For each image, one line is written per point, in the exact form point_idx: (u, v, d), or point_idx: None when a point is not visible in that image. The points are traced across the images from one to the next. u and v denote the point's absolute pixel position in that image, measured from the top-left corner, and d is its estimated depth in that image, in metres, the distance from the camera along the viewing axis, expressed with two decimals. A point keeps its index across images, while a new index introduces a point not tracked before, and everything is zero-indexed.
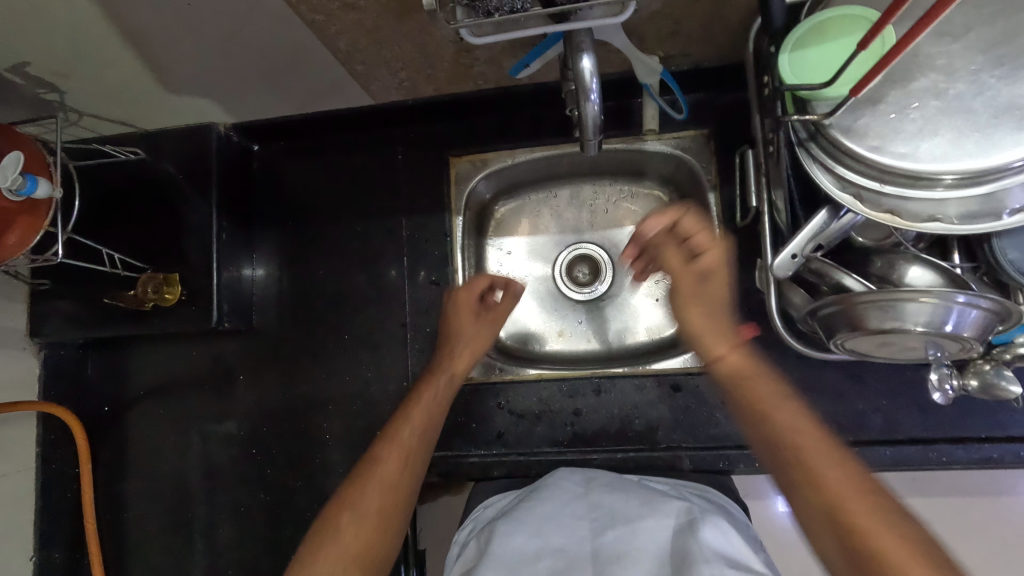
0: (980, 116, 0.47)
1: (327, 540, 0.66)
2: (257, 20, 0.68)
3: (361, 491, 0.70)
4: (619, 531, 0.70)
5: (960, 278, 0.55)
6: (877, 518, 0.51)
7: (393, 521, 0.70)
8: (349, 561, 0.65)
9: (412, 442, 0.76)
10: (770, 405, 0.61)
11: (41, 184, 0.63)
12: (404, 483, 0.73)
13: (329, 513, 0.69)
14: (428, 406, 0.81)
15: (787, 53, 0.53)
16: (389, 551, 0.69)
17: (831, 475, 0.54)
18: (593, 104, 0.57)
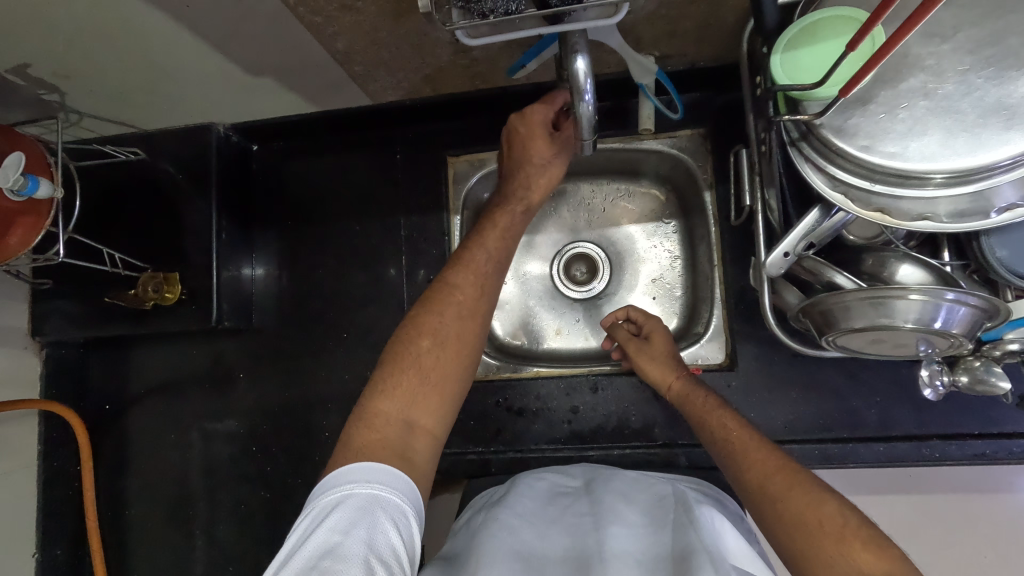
0: (968, 116, 0.48)
1: (405, 375, 0.67)
2: (255, 22, 0.69)
3: (436, 329, 0.69)
4: (620, 527, 0.68)
5: (950, 275, 0.56)
6: (845, 543, 0.55)
7: (463, 373, 0.70)
8: (419, 405, 0.66)
9: (484, 297, 0.72)
10: (740, 451, 0.67)
11: (43, 184, 0.64)
12: (474, 338, 0.71)
13: (406, 344, 0.69)
14: (503, 233, 0.77)
15: (779, 53, 0.54)
16: (457, 399, 0.70)
17: (799, 507, 0.59)
18: (588, 105, 0.57)
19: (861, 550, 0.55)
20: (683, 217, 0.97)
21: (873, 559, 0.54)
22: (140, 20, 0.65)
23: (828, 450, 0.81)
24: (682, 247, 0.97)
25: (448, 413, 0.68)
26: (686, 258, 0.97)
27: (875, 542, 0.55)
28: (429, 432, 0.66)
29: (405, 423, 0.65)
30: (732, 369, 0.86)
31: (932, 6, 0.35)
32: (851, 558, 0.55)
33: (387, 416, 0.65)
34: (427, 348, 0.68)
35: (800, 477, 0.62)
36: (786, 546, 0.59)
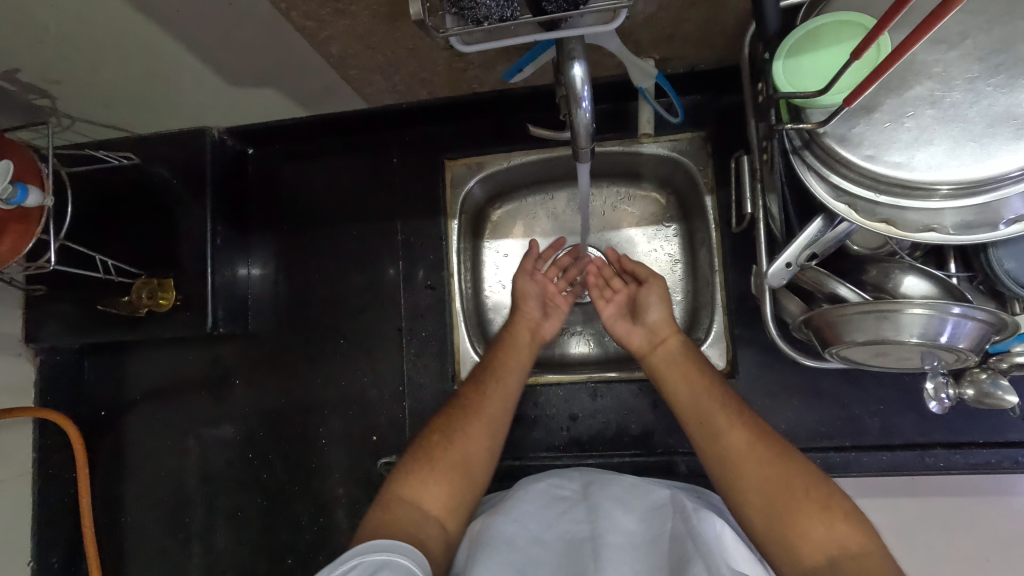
0: (976, 125, 0.46)
1: (421, 467, 0.69)
2: (246, 27, 0.67)
3: (449, 425, 0.73)
4: (617, 534, 0.66)
5: (958, 288, 0.54)
6: (824, 513, 0.58)
7: (476, 472, 0.71)
8: (432, 495, 0.67)
9: (498, 397, 0.77)
10: (717, 425, 0.67)
11: (32, 193, 0.63)
12: (488, 437, 0.73)
13: (422, 442, 0.73)
14: (516, 341, 0.84)
15: (782, 60, 0.52)
16: (470, 496, 0.70)
17: (780, 475, 0.61)
18: (586, 112, 0.56)
19: (840, 522, 0.57)
20: (683, 221, 0.96)
21: (846, 531, 0.56)
22: (129, 26, 0.64)
23: (830, 459, 0.80)
24: (683, 251, 0.96)
25: (461, 509, 0.69)
26: (686, 262, 0.96)
27: (852, 512, 0.58)
28: (442, 523, 0.66)
29: (419, 511, 0.65)
30: (733, 376, 0.85)
31: (949, 9, 0.34)
32: (829, 527, 0.57)
33: (402, 506, 0.66)
34: (440, 441, 0.72)
35: (782, 447, 0.64)
36: (761, 518, 0.60)
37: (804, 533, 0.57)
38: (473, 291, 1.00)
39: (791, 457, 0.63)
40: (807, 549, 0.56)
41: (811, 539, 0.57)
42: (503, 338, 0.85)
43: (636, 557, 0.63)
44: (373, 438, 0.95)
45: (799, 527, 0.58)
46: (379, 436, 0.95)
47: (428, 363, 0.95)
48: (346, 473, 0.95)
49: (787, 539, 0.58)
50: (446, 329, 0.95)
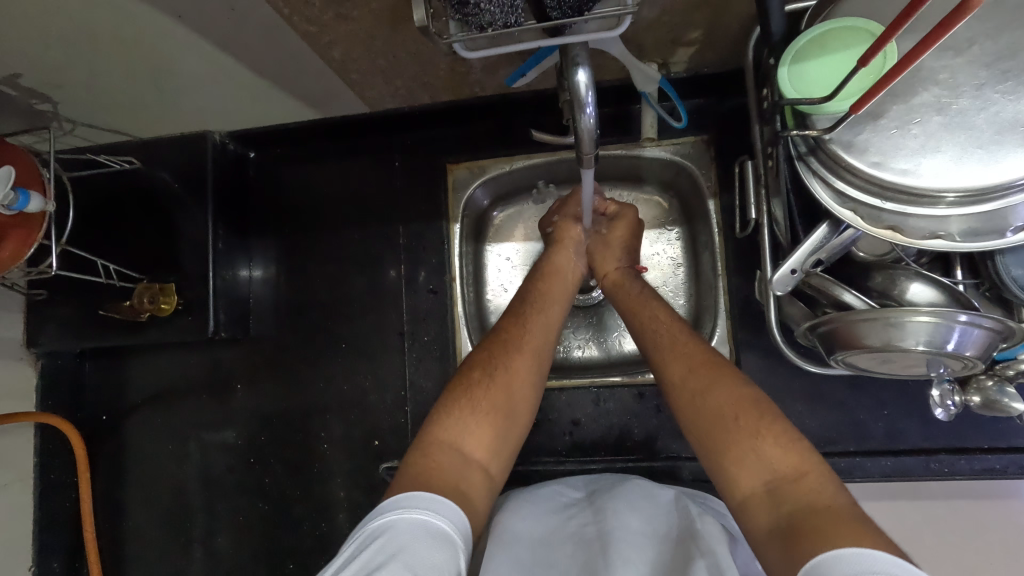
0: (984, 132, 0.46)
1: (463, 409, 0.67)
2: (249, 30, 0.67)
3: (489, 365, 0.72)
4: (626, 528, 0.63)
5: (965, 296, 0.54)
6: (757, 437, 0.56)
7: (515, 416, 0.69)
8: (476, 437, 0.66)
9: (535, 337, 0.76)
10: (667, 365, 0.68)
11: (34, 199, 0.63)
12: (527, 376, 0.72)
13: (460, 384, 0.70)
14: (551, 284, 0.83)
15: (787, 66, 0.52)
16: (512, 437, 0.69)
17: (720, 406, 0.60)
18: (590, 117, 0.56)
19: (773, 445, 0.54)
20: (686, 224, 0.96)
21: (782, 453, 0.54)
22: (131, 31, 0.64)
23: (833, 464, 0.80)
24: (685, 254, 0.96)
25: (502, 452, 0.67)
26: (689, 265, 0.95)
27: (785, 434, 0.55)
28: (484, 465, 0.65)
29: (462, 454, 0.64)
30: None
31: (964, 13, 0.34)
32: (760, 450, 0.55)
33: (444, 448, 0.64)
34: (481, 382, 0.69)
35: (723, 374, 0.62)
36: (703, 449, 0.60)
37: (738, 460, 0.56)
38: (475, 295, 0.99)
39: (730, 387, 0.61)
40: (744, 477, 0.54)
41: (746, 465, 0.55)
42: (542, 270, 0.85)
43: (643, 551, 0.60)
44: (375, 442, 0.95)
45: (734, 455, 0.56)
46: (380, 440, 0.94)
47: (430, 367, 0.95)
48: (348, 478, 0.95)
49: (726, 469, 0.56)
50: (447, 333, 0.95)
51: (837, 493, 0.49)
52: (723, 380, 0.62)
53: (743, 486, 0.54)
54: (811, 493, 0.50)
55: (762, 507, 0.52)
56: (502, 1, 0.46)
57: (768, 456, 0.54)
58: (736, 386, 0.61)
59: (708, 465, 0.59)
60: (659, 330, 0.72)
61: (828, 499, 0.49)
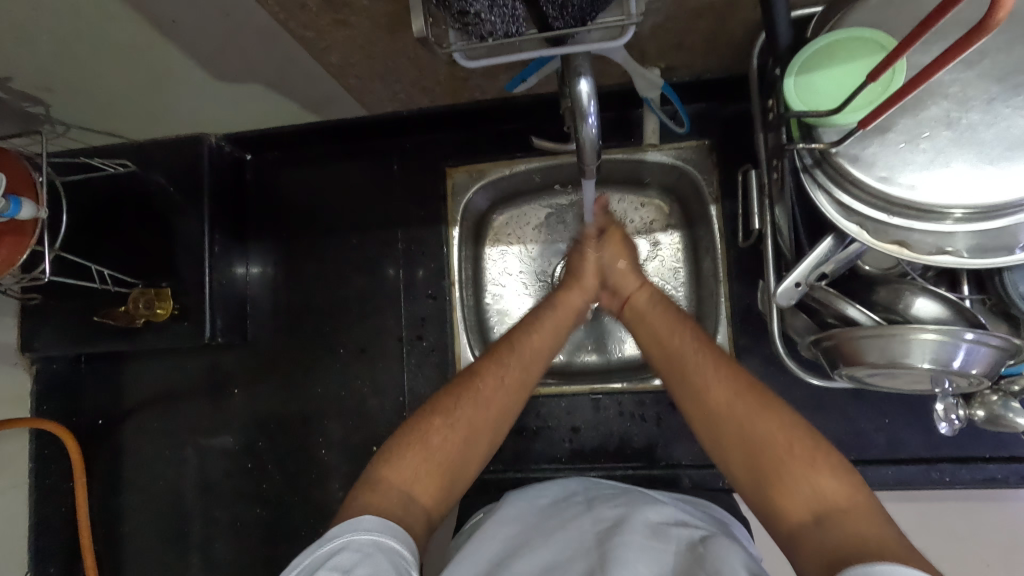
0: (993, 148, 0.45)
1: (419, 447, 0.61)
2: (246, 34, 0.65)
3: (453, 411, 0.63)
4: (625, 535, 0.58)
5: (972, 313, 0.53)
6: (809, 470, 0.51)
7: (472, 456, 0.63)
8: (422, 483, 0.60)
9: (509, 388, 0.67)
10: (705, 388, 0.60)
11: (25, 206, 0.61)
12: (492, 428, 0.65)
13: (418, 421, 0.63)
14: (540, 335, 0.72)
15: (792, 76, 0.51)
16: (459, 486, 0.62)
17: (764, 430, 0.55)
18: (592, 128, 0.54)
19: (826, 477, 0.51)
20: (687, 228, 0.95)
21: (835, 487, 0.50)
22: (122, 33, 0.62)
23: None
24: (686, 258, 0.94)
25: (449, 496, 0.61)
26: (689, 270, 0.94)
27: (840, 466, 0.51)
28: (427, 512, 0.59)
29: (404, 496, 0.58)
30: None
31: (984, 33, 0.33)
32: (812, 482, 0.51)
33: (388, 488, 0.58)
34: (442, 425, 0.62)
35: (761, 393, 0.57)
36: (749, 479, 0.55)
37: (786, 491, 0.51)
38: (474, 298, 0.98)
39: (762, 408, 0.56)
40: (791, 506, 0.51)
41: (794, 494, 0.51)
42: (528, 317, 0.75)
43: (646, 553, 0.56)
44: (373, 449, 0.94)
45: (782, 484, 0.52)
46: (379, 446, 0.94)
47: (428, 373, 0.94)
48: (346, 483, 0.94)
49: (770, 497, 0.52)
50: (446, 338, 0.94)
51: (888, 529, 0.47)
52: (755, 400, 0.57)
53: (789, 515, 0.51)
54: (861, 525, 0.47)
55: (808, 537, 0.49)
56: (503, 11, 0.45)
57: (812, 489, 0.50)
58: (765, 404, 0.56)
59: (744, 490, 0.55)
60: (694, 354, 0.63)
61: (881, 534, 0.46)
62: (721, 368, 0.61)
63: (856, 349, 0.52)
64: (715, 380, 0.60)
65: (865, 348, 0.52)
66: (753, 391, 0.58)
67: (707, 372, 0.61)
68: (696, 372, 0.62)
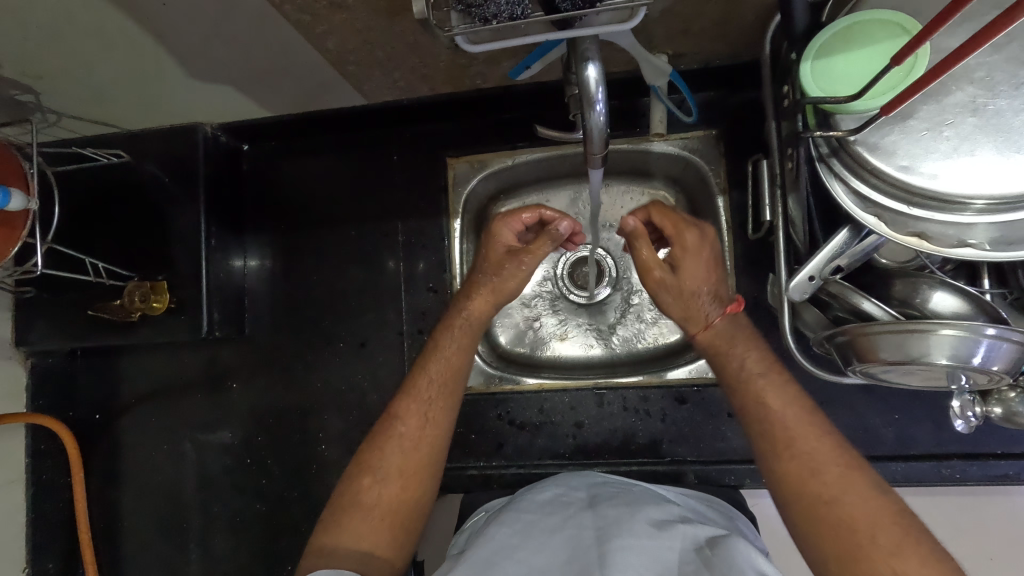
0: (1021, 136, 0.43)
1: (357, 507, 0.61)
2: (240, 18, 0.63)
3: (377, 466, 0.63)
4: (626, 538, 0.56)
5: (993, 307, 0.51)
6: (896, 553, 0.48)
7: (415, 498, 0.63)
8: (372, 539, 0.60)
9: (429, 424, 0.66)
10: (784, 453, 0.56)
11: (15, 197, 0.59)
12: (425, 464, 0.64)
13: (350, 484, 0.63)
14: (458, 349, 0.71)
15: (810, 61, 0.49)
16: (414, 526, 0.63)
17: (847, 508, 0.52)
18: (600, 116, 0.51)
19: (913, 562, 0.48)
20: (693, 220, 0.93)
21: (925, 574, 0.47)
22: None
23: None
24: None
25: (404, 539, 0.62)
26: None
27: (928, 551, 0.48)
28: (387, 560, 0.60)
29: (357, 556, 0.59)
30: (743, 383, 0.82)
31: (1011, 20, 0.31)
32: (899, 566, 0.48)
33: (336, 553, 0.58)
34: (371, 484, 0.62)
35: (846, 468, 0.54)
36: (828, 557, 0.51)
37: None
38: None
39: (846, 485, 0.53)
40: None
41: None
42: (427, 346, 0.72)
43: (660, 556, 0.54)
44: None
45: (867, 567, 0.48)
46: None
47: None
48: None
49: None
50: None
51: None
52: (837, 476, 0.54)
53: None
54: None
55: None
56: None
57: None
58: (847, 480, 0.53)
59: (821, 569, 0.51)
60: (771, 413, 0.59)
61: None
62: (814, 431, 0.57)
63: (877, 342, 0.50)
64: (793, 446, 0.56)
65: (880, 341, 0.50)
66: (835, 466, 0.55)
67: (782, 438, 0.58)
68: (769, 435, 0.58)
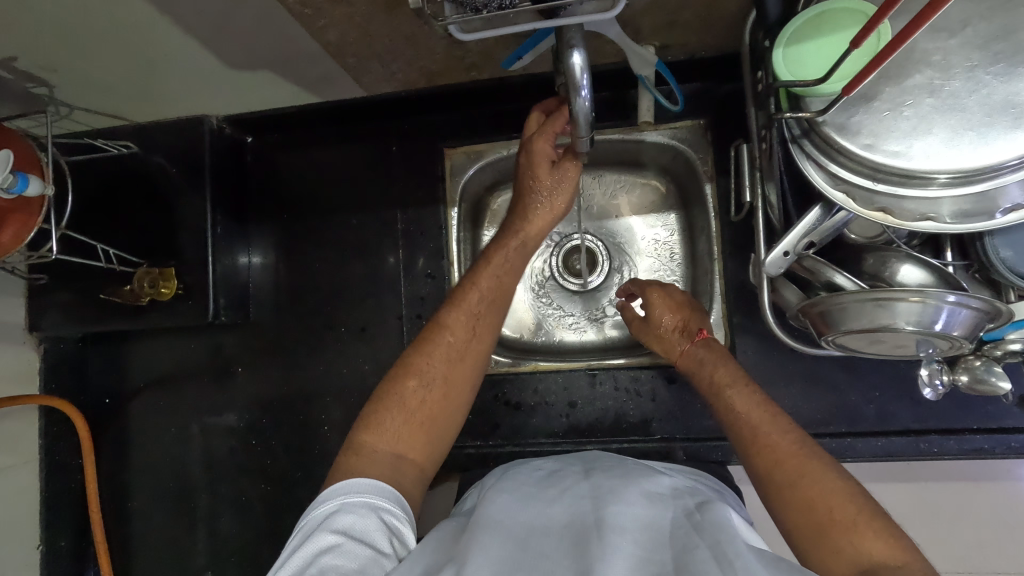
0: (975, 115, 0.46)
1: (403, 405, 0.68)
2: (245, 13, 0.66)
3: (424, 370, 0.70)
4: (621, 504, 0.58)
5: (953, 277, 0.55)
6: (855, 530, 0.53)
7: (451, 410, 0.70)
8: (408, 439, 0.66)
9: (474, 340, 0.73)
10: (758, 441, 0.63)
11: (33, 183, 0.62)
12: (466, 378, 0.71)
13: (391, 385, 0.69)
14: (507, 270, 0.77)
15: (781, 48, 0.52)
16: (446, 437, 0.70)
17: (809, 493, 0.57)
18: (585, 101, 0.55)
19: (872, 537, 0.52)
20: (683, 208, 0.96)
21: (880, 545, 0.52)
22: (123, 12, 0.63)
23: (826, 445, 0.81)
24: (682, 237, 0.96)
25: (436, 448, 0.69)
26: (684, 251, 0.96)
27: (885, 528, 0.53)
28: (419, 466, 0.66)
29: (393, 457, 0.65)
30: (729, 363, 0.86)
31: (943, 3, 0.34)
32: (858, 543, 0.52)
33: (373, 451, 0.64)
34: (413, 386, 0.68)
35: (812, 458, 0.59)
36: (796, 534, 0.56)
37: (834, 551, 0.53)
38: None
39: (809, 473, 0.58)
40: (837, 563, 0.53)
41: (841, 554, 0.53)
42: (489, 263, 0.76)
43: (646, 523, 0.56)
44: None
45: (829, 544, 0.54)
46: None
47: None
48: None
49: (816, 553, 0.54)
50: None
51: None
52: (803, 466, 0.59)
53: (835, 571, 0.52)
54: None
55: None
56: None
57: (860, 548, 0.52)
58: (810, 469, 0.58)
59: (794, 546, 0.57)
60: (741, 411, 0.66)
61: None
62: (786, 430, 0.63)
63: (847, 315, 0.54)
64: (764, 440, 0.63)
65: (852, 316, 0.53)
66: (804, 458, 0.60)
67: (755, 433, 0.64)
68: (744, 430, 0.65)
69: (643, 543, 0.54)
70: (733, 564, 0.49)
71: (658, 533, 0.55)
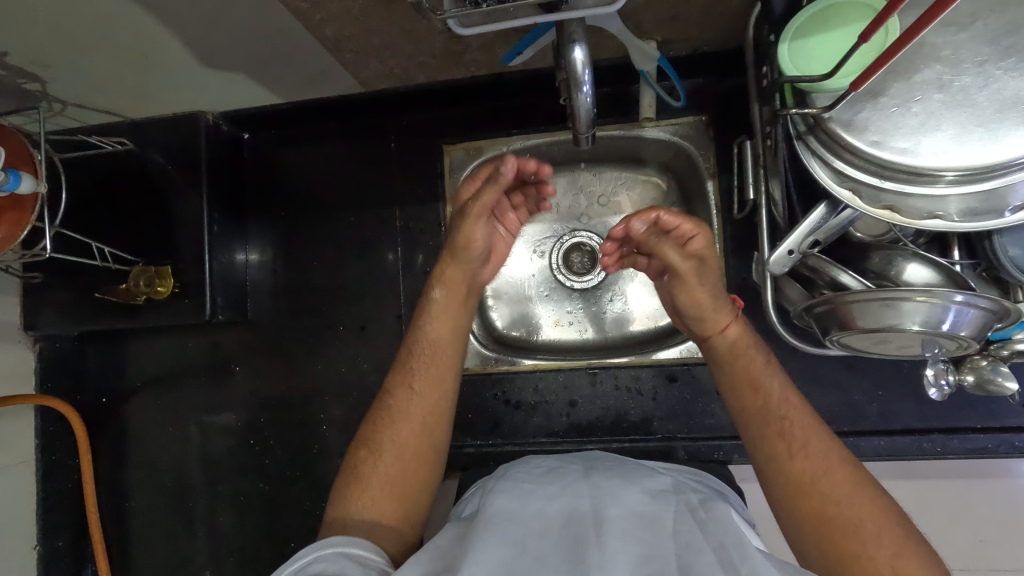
0: (985, 111, 0.46)
1: (359, 483, 0.62)
2: (241, 7, 0.65)
3: (376, 438, 0.65)
4: (621, 508, 0.57)
5: (961, 277, 0.54)
6: (862, 515, 0.54)
7: (417, 471, 0.64)
8: (378, 509, 0.61)
9: (423, 400, 0.66)
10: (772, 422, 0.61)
11: (25, 180, 0.61)
12: (424, 439, 0.65)
13: (350, 458, 0.65)
14: (439, 329, 0.69)
15: (786, 43, 0.51)
16: (420, 500, 0.64)
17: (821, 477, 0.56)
18: (586, 97, 0.55)
19: (879, 521, 0.53)
20: (684, 206, 0.95)
21: (886, 530, 0.53)
22: (116, 6, 0.62)
23: None
24: None
25: (412, 512, 0.63)
26: None
27: (889, 512, 0.54)
28: (399, 532, 0.61)
29: (367, 528, 0.60)
30: None
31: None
32: (869, 529, 0.53)
33: (347, 523, 0.60)
34: (367, 456, 0.64)
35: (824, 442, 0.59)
36: (798, 520, 0.56)
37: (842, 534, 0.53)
38: None
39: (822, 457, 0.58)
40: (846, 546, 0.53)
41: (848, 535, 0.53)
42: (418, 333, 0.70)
43: (649, 525, 0.55)
44: None
45: (835, 526, 0.54)
46: None
47: None
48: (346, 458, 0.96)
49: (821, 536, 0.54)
50: None
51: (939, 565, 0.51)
52: (814, 450, 0.58)
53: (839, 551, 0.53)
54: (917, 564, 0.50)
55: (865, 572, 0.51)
56: None
57: (868, 533, 0.53)
58: (821, 453, 0.58)
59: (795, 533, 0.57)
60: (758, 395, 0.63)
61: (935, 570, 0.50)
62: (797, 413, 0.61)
63: (869, 311, 0.52)
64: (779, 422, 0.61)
65: (875, 311, 0.51)
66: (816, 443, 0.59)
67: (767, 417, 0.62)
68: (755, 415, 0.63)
69: (645, 544, 0.53)
70: (738, 569, 0.48)
71: (659, 532, 0.54)
